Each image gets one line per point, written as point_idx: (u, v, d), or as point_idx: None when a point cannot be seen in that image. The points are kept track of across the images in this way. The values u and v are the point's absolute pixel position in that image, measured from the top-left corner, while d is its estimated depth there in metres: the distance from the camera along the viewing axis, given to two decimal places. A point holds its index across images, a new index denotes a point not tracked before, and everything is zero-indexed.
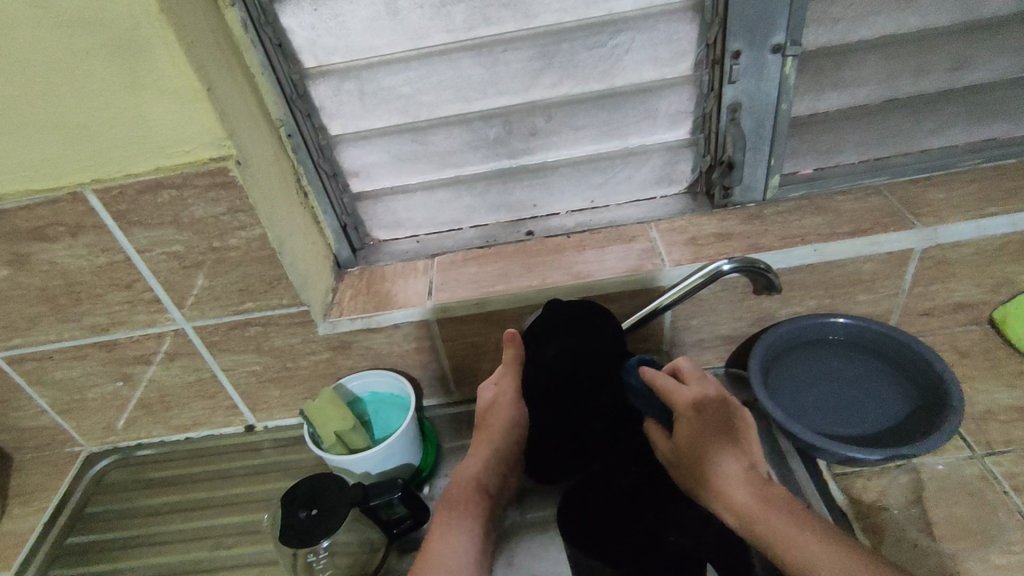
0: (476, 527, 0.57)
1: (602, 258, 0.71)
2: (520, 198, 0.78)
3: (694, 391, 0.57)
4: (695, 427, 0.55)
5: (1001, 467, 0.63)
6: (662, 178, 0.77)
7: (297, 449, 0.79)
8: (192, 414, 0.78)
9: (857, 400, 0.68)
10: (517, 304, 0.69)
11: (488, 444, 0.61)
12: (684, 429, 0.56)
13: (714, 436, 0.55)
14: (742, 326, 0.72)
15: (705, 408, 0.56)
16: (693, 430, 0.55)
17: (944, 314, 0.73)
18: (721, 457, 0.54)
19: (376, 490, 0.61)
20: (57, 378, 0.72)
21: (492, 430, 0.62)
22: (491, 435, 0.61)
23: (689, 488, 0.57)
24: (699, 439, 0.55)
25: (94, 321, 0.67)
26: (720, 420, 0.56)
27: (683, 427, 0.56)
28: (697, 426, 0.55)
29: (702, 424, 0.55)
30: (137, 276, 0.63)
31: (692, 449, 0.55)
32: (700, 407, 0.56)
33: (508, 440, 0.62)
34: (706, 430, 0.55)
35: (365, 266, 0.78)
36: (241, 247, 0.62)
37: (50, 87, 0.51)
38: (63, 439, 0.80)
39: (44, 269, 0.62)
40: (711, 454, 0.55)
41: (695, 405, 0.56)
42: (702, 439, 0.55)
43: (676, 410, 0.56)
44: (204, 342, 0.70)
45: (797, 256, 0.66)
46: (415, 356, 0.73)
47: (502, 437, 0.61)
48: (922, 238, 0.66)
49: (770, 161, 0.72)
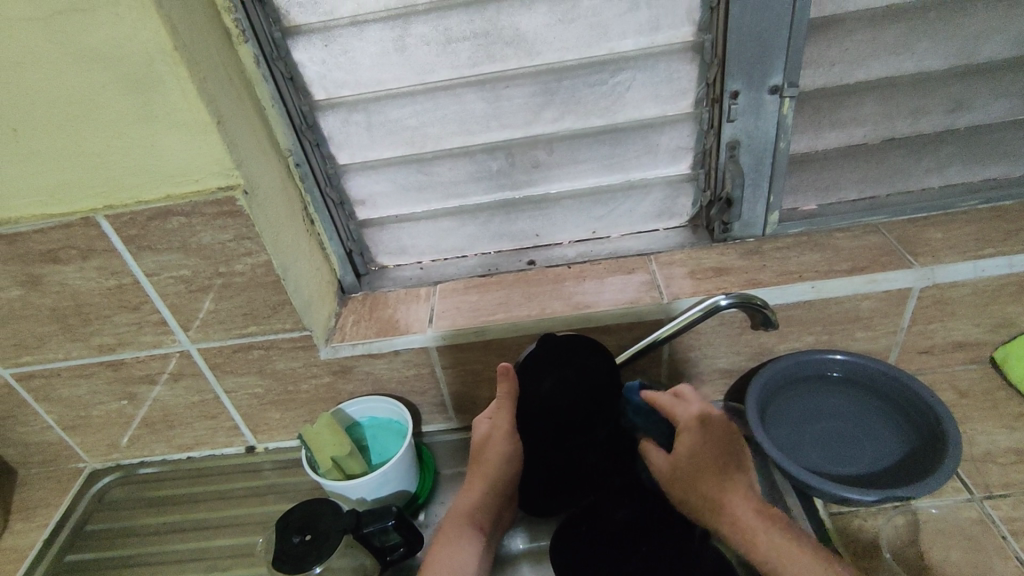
0: (475, 562, 0.58)
1: (601, 290, 0.72)
2: (522, 228, 0.79)
3: (697, 408, 0.60)
4: (703, 436, 0.58)
5: (1000, 511, 0.62)
6: (663, 211, 0.78)
7: (295, 472, 0.79)
8: (194, 434, 0.79)
9: (854, 438, 0.67)
10: (515, 333, 0.70)
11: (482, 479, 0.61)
12: (691, 440, 0.58)
13: (716, 451, 0.58)
14: (740, 360, 0.72)
15: (710, 423, 0.59)
16: (701, 445, 0.58)
17: (943, 353, 0.73)
18: (724, 473, 0.57)
19: (369, 517, 0.61)
20: (64, 395, 0.74)
21: (488, 470, 0.60)
22: (485, 471, 0.61)
23: (687, 502, 0.58)
24: (703, 450, 0.58)
25: (102, 341, 0.68)
26: (723, 436, 0.59)
27: (687, 438, 0.58)
28: (700, 439, 0.58)
29: (705, 440, 0.58)
30: (145, 298, 0.65)
31: (696, 459, 0.58)
32: (704, 421, 0.59)
33: (502, 475, 0.61)
34: (711, 441, 0.58)
35: (369, 291, 0.79)
36: (246, 273, 0.63)
37: (68, 118, 0.53)
38: (67, 455, 0.81)
39: (55, 290, 0.64)
40: (715, 471, 0.57)
41: (698, 420, 0.59)
42: (707, 453, 0.58)
43: (681, 423, 0.59)
44: (207, 364, 0.71)
45: (794, 292, 0.67)
46: (414, 382, 0.74)
47: (496, 475, 0.61)
48: (919, 277, 0.66)
49: (769, 198, 0.73)
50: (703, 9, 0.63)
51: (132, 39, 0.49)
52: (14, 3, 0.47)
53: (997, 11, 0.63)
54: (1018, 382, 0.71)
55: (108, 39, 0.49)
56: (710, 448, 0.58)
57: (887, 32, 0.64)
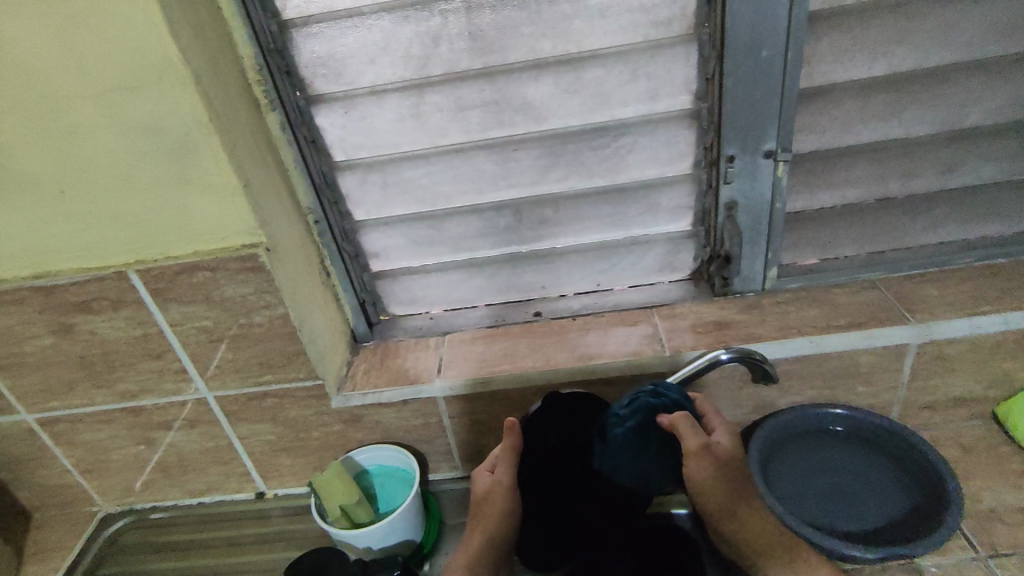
0: None
1: (605, 341, 0.74)
2: (529, 281, 0.82)
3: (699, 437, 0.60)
4: (709, 467, 0.59)
5: (1007, 571, 0.61)
6: (665, 266, 0.80)
7: (304, 519, 0.80)
8: (207, 479, 0.81)
9: (858, 492, 0.68)
10: (521, 384, 0.72)
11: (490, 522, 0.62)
12: (703, 468, 0.59)
13: (723, 473, 0.59)
14: (743, 413, 0.73)
15: (712, 450, 0.59)
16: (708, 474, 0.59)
17: (945, 408, 0.73)
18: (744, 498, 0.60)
19: (376, 565, 0.63)
20: (84, 439, 0.76)
21: (487, 520, 0.62)
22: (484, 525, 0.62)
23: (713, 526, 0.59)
24: (712, 478, 0.59)
25: (124, 387, 0.71)
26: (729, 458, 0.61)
27: (694, 467, 0.59)
28: (711, 468, 0.59)
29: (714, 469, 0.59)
30: (167, 347, 0.68)
31: (704, 485, 0.59)
32: (709, 450, 0.59)
33: (500, 533, 0.62)
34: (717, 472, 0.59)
35: (380, 340, 0.82)
36: (265, 324, 0.66)
37: (109, 182, 0.57)
38: (82, 499, 0.83)
39: (84, 338, 0.67)
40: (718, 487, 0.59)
41: (701, 451, 0.59)
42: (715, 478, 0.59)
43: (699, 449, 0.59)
44: (223, 411, 0.73)
45: (794, 347, 0.69)
46: (422, 431, 0.76)
47: (494, 530, 0.62)
48: (915, 333, 0.68)
49: (767, 254, 0.76)
50: (699, 80, 0.67)
51: (171, 112, 0.54)
52: (67, 82, 0.52)
53: (978, 81, 0.67)
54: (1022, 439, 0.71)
55: (150, 112, 0.54)
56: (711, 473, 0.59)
57: (874, 100, 0.68)
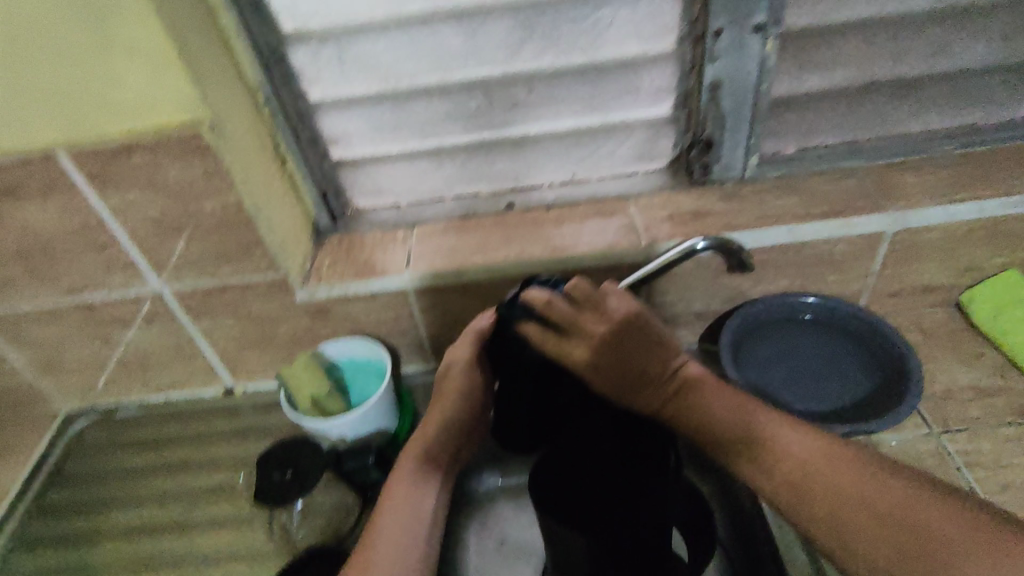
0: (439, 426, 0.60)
1: (579, 233, 0.72)
2: (501, 170, 0.78)
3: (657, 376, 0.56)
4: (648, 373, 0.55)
5: (955, 444, 0.64)
6: (643, 155, 0.77)
7: (276, 413, 0.80)
8: (171, 376, 0.79)
9: (824, 377, 0.69)
10: (493, 275, 0.70)
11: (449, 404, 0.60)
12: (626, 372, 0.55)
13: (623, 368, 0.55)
14: (715, 304, 0.73)
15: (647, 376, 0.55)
16: (606, 361, 0.54)
17: (912, 296, 0.75)
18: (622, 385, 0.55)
19: (350, 453, 0.64)
20: (34, 338, 0.73)
21: (449, 401, 0.60)
22: (444, 403, 0.61)
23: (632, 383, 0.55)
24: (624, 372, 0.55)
25: (70, 283, 0.67)
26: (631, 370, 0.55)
27: (651, 401, 0.55)
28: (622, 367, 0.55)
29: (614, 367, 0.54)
30: (113, 238, 0.63)
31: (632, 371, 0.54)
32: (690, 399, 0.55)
33: (456, 407, 0.61)
34: (638, 341, 0.55)
35: (344, 233, 0.78)
36: (218, 213, 0.62)
37: (21, 46, 0.50)
38: (43, 399, 0.81)
39: (18, 229, 0.62)
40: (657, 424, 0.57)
41: (595, 363, 0.54)
42: (620, 366, 0.54)
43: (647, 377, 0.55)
44: (181, 306, 0.70)
45: (771, 237, 0.68)
46: (392, 325, 0.74)
47: (455, 405, 0.61)
48: (891, 222, 0.67)
49: (748, 141, 0.73)
50: None
51: None
52: None
53: None
54: (979, 324, 0.73)
55: None
56: (645, 352, 0.55)
57: None
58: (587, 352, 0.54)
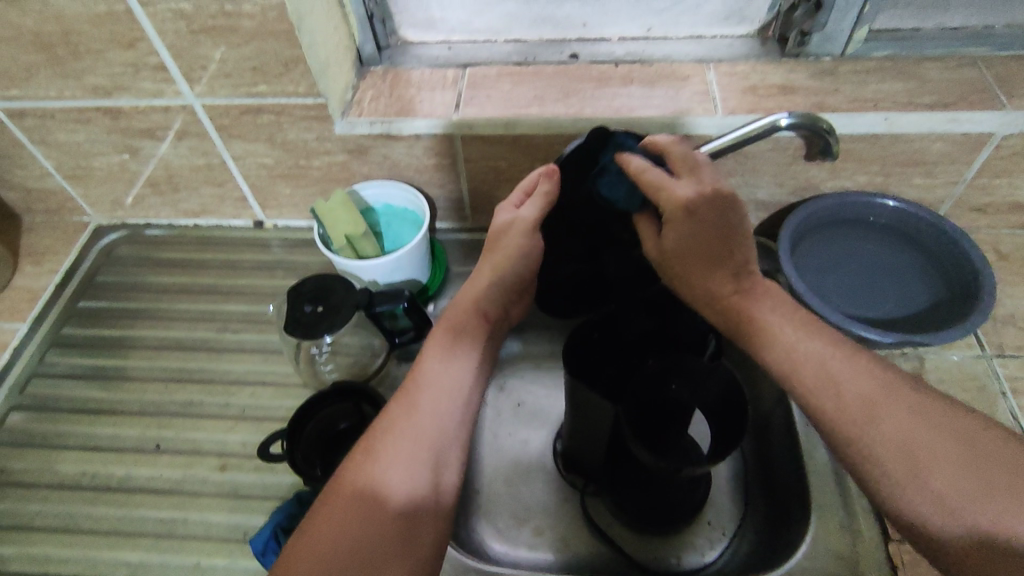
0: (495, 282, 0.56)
1: (648, 95, 0.65)
2: (569, 13, 0.69)
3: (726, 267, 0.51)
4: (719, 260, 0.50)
5: (1006, 369, 0.62)
6: (733, 14, 0.68)
7: (306, 251, 0.78)
8: (200, 200, 0.76)
9: (883, 285, 0.65)
10: (548, 131, 0.64)
11: (508, 260, 0.56)
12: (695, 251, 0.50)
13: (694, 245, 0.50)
14: (782, 193, 0.68)
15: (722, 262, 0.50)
16: (685, 233, 0.49)
17: (997, 212, 0.68)
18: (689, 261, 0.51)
19: (382, 297, 0.61)
20: (61, 141, 0.69)
21: (502, 257, 0.56)
22: (498, 257, 0.56)
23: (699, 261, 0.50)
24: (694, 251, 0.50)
25: (97, 82, 0.62)
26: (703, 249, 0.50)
27: (718, 286, 0.51)
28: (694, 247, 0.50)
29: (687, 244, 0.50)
30: (141, 34, 0.57)
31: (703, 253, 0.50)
32: (750, 291, 0.51)
33: (512, 268, 0.56)
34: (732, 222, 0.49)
35: (390, 67, 0.71)
36: (255, 16, 0.55)
37: None
38: (72, 207, 0.79)
39: (38, 10, 0.56)
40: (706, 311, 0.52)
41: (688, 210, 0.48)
42: (695, 247, 0.50)
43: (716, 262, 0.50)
44: (213, 124, 0.66)
45: (865, 123, 0.60)
46: (433, 174, 0.70)
47: (508, 263, 0.56)
48: (1006, 122, 0.59)
49: (862, 11, 0.62)
50: None
51: None
52: None
53: None
54: None
55: None
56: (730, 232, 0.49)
57: None
58: (682, 200, 0.48)
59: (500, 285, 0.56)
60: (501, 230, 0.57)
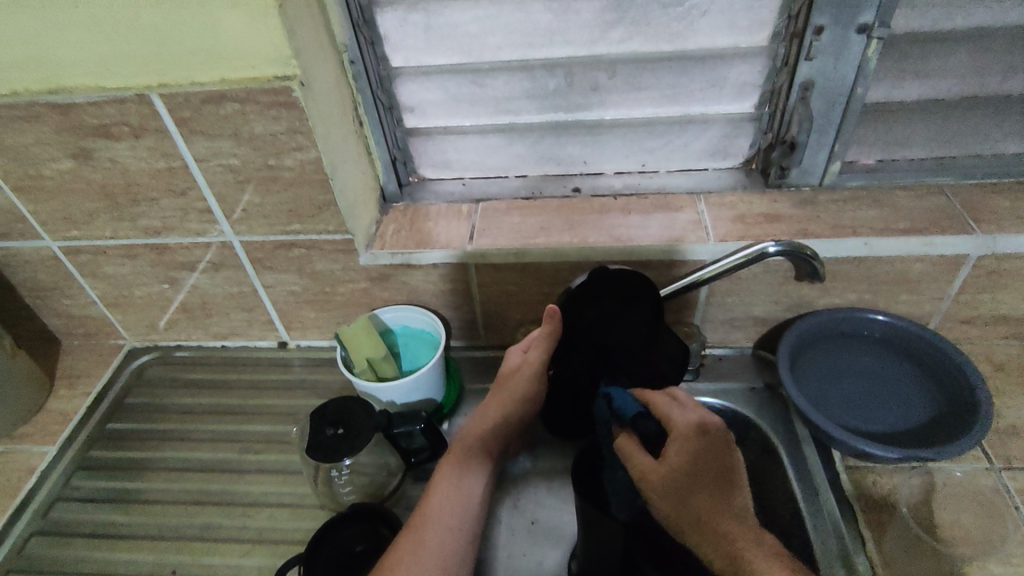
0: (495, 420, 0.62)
1: (646, 224, 0.71)
2: (571, 153, 0.77)
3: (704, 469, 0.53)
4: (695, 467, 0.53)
5: (1016, 483, 0.64)
6: (718, 151, 0.75)
7: (326, 370, 0.82)
8: (229, 324, 0.81)
9: (884, 398, 0.68)
10: (555, 258, 0.69)
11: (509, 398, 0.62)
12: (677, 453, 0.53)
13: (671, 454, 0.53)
14: (777, 310, 0.72)
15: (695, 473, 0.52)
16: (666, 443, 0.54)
17: (986, 325, 0.72)
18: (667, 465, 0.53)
19: (399, 419, 0.65)
20: (109, 273, 0.76)
21: (505, 394, 0.62)
22: (502, 397, 0.62)
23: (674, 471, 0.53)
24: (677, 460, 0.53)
25: (148, 223, 0.69)
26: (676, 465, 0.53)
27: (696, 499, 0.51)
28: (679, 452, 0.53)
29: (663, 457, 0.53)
30: (193, 183, 0.65)
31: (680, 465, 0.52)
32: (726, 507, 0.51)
33: (516, 407, 0.62)
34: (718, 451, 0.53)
35: (410, 202, 0.78)
36: (295, 168, 0.63)
37: None
38: (109, 332, 0.85)
39: (106, 166, 0.64)
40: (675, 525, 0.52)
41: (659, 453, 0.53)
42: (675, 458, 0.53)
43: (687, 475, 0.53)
44: (249, 257, 0.72)
45: (847, 248, 0.65)
46: (448, 298, 0.75)
47: (509, 403, 0.62)
48: (978, 245, 0.64)
49: (834, 146, 0.70)
50: None
51: None
52: None
53: None
54: None
55: None
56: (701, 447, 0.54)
57: None
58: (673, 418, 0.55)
59: (503, 422, 0.62)
60: (510, 373, 0.64)
